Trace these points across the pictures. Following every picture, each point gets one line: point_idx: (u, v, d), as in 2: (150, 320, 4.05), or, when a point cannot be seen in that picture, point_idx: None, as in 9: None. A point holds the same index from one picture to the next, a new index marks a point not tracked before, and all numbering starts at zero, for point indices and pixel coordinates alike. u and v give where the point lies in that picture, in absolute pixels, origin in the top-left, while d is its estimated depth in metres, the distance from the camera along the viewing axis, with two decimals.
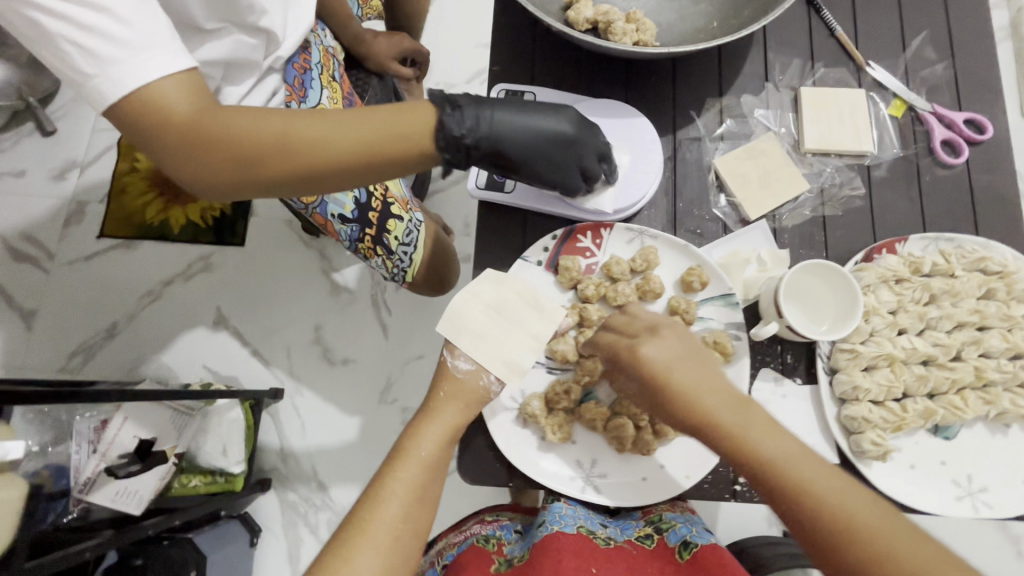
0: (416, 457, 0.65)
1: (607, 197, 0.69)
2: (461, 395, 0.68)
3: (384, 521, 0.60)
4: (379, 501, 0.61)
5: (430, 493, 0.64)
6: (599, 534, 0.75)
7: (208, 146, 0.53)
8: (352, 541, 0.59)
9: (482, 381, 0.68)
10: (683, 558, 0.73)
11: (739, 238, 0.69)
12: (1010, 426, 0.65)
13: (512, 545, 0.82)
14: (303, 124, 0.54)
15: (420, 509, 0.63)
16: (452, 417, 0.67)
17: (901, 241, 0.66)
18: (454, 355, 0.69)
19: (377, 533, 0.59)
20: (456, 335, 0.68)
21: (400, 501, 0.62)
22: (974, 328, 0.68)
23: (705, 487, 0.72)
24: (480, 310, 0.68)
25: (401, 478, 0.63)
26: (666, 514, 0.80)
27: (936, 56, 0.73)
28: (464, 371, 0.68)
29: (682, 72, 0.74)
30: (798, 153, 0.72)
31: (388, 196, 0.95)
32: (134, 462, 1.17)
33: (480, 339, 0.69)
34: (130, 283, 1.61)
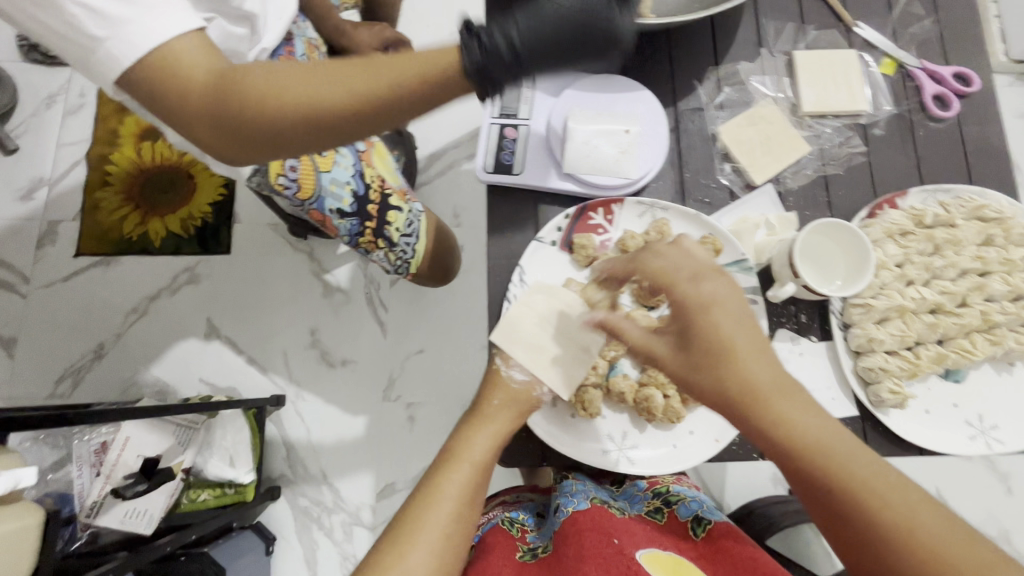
0: (468, 460, 0.63)
1: (628, 161, 0.69)
2: (513, 404, 0.67)
3: (436, 519, 0.57)
4: (432, 500, 0.59)
5: (478, 497, 0.62)
6: (611, 505, 0.78)
7: (221, 132, 0.54)
8: (405, 536, 0.56)
9: (535, 393, 0.68)
10: (698, 535, 0.73)
11: (747, 204, 0.70)
12: (1014, 363, 0.68)
13: (535, 533, 0.82)
14: (312, 84, 0.52)
15: (473, 509, 0.60)
16: (504, 423, 0.66)
17: (902, 196, 0.68)
18: (508, 365, 0.69)
19: (428, 528, 0.57)
20: (513, 347, 0.68)
21: (453, 499, 0.59)
22: (976, 274, 0.69)
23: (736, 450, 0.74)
24: (534, 322, 0.68)
25: (453, 478, 0.61)
26: (674, 487, 0.81)
27: (922, 11, 0.74)
28: (518, 382, 0.68)
29: (676, 43, 0.74)
30: (797, 117, 0.73)
31: (386, 188, 0.95)
32: (141, 481, 1.14)
33: (536, 352, 0.68)
34: (114, 301, 1.56)
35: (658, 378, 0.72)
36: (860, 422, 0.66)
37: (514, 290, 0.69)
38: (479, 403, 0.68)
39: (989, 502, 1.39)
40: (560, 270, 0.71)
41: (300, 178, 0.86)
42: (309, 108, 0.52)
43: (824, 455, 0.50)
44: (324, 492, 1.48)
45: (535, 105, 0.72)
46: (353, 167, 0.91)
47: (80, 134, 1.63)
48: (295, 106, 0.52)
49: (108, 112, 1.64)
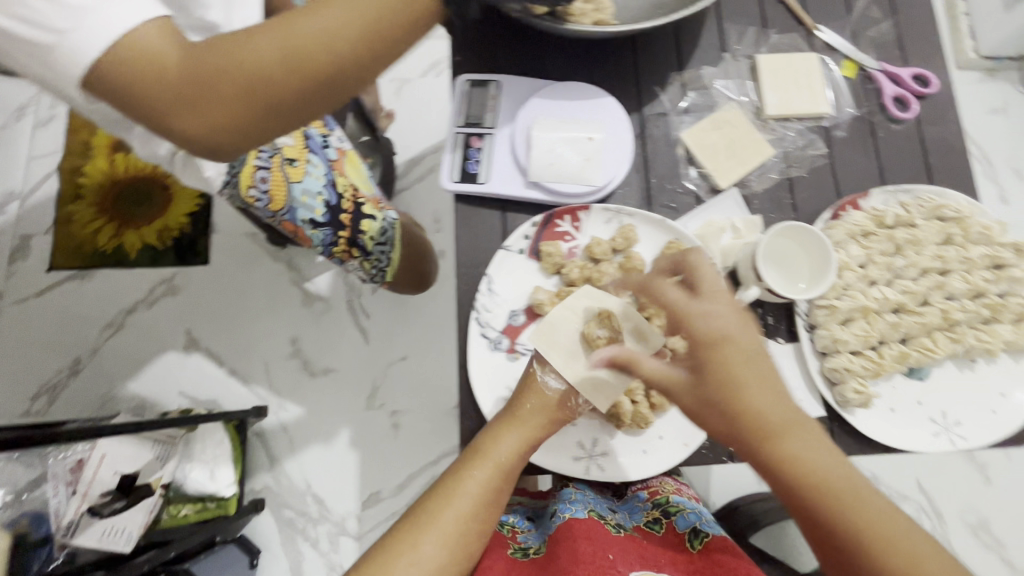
0: (493, 460, 0.67)
1: (593, 168, 0.72)
2: (545, 410, 0.70)
3: (453, 514, 0.64)
4: (453, 494, 0.65)
5: (497, 497, 0.67)
6: (608, 520, 0.78)
7: (204, 110, 0.55)
8: (423, 524, 0.63)
9: (571, 402, 0.70)
10: (697, 547, 0.73)
11: (712, 208, 0.72)
12: (975, 360, 0.70)
13: (526, 533, 0.82)
14: (270, 43, 0.55)
15: (490, 505, 0.66)
16: (532, 429, 0.68)
17: (864, 197, 0.70)
18: (544, 370, 0.70)
19: (445, 519, 0.64)
20: (550, 351, 0.69)
21: (471, 495, 0.65)
22: (937, 273, 0.70)
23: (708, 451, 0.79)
24: (576, 327, 0.69)
25: (475, 476, 0.66)
26: (673, 498, 0.82)
27: (880, 14, 0.76)
28: (553, 389, 0.70)
29: (640, 50, 0.75)
30: (761, 120, 0.74)
31: (358, 196, 0.95)
32: (117, 499, 1.12)
33: (574, 358, 0.68)
34: (89, 315, 1.54)
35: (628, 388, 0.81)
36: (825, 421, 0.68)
37: (482, 300, 0.72)
38: (513, 406, 0.71)
39: (967, 491, 1.42)
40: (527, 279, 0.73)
41: (271, 191, 0.85)
42: (285, 67, 0.55)
43: (811, 483, 0.55)
44: (309, 503, 1.47)
45: (500, 115, 0.74)
46: (325, 177, 0.90)
47: (51, 146, 1.61)
48: (269, 69, 0.55)
49: (80, 123, 1.62)
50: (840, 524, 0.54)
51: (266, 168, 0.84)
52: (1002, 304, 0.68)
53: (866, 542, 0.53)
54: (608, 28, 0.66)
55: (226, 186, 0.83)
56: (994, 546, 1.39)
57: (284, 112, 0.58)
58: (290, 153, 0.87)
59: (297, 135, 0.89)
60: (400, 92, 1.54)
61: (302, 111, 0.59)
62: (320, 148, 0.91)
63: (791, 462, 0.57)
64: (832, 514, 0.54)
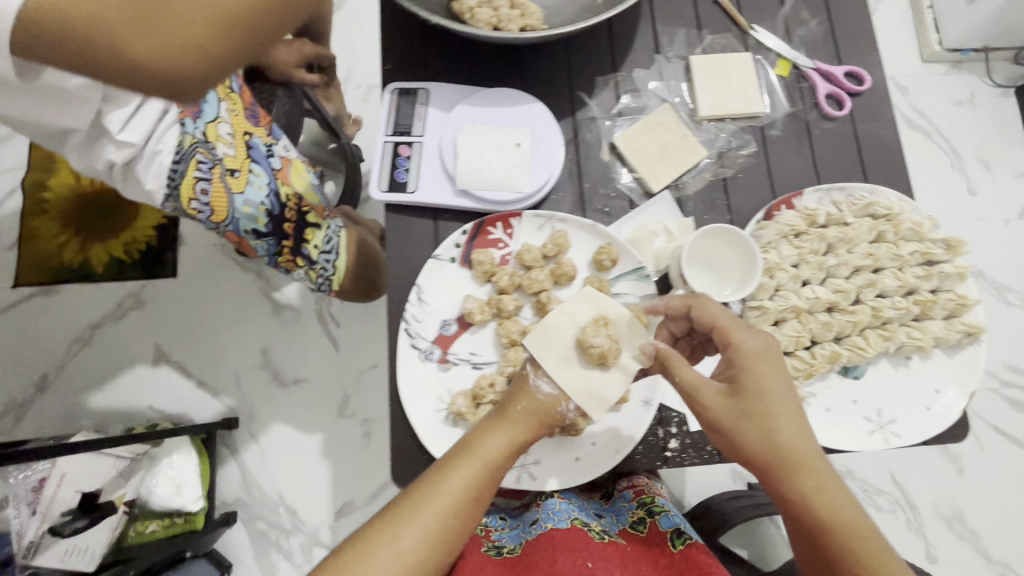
0: (481, 457, 0.57)
1: (522, 175, 0.65)
2: (535, 414, 0.59)
3: (437, 509, 0.55)
4: (437, 487, 0.56)
5: (485, 496, 0.58)
6: (593, 526, 0.78)
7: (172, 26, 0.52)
8: (404, 516, 0.55)
9: (560, 408, 0.59)
10: (676, 548, 0.74)
11: (645, 212, 0.68)
12: (911, 358, 0.68)
13: (501, 533, 0.82)
14: None
15: (474, 507, 0.57)
16: (523, 433, 0.58)
17: (798, 196, 0.68)
18: (537, 374, 0.59)
19: (423, 517, 0.55)
20: (543, 355, 0.59)
21: (455, 495, 0.56)
22: (869, 271, 0.69)
23: (637, 458, 0.68)
24: (571, 333, 0.60)
25: (462, 473, 0.57)
26: (657, 500, 0.83)
27: (809, 14, 0.75)
28: (543, 394, 0.59)
29: (574, 54, 0.72)
30: (695, 120, 0.72)
31: (303, 204, 0.95)
32: (79, 517, 1.11)
33: (571, 365, 0.59)
34: (55, 332, 1.52)
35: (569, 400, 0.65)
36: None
37: (412, 311, 0.63)
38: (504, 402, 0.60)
39: (940, 482, 1.43)
40: (461, 287, 0.65)
41: (212, 203, 0.85)
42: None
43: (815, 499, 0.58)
44: (282, 514, 1.46)
45: (428, 122, 0.68)
46: (267, 187, 0.89)
47: (13, 162, 1.59)
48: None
49: None
50: (836, 537, 0.57)
51: (206, 179, 0.83)
52: (933, 301, 0.68)
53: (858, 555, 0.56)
54: (534, 34, 0.64)
55: (169, 198, 0.84)
56: (970, 537, 1.39)
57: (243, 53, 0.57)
58: (231, 163, 0.85)
59: (239, 145, 0.87)
60: (368, 97, 1.50)
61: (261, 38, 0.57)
62: (264, 157, 0.90)
63: (799, 477, 0.58)
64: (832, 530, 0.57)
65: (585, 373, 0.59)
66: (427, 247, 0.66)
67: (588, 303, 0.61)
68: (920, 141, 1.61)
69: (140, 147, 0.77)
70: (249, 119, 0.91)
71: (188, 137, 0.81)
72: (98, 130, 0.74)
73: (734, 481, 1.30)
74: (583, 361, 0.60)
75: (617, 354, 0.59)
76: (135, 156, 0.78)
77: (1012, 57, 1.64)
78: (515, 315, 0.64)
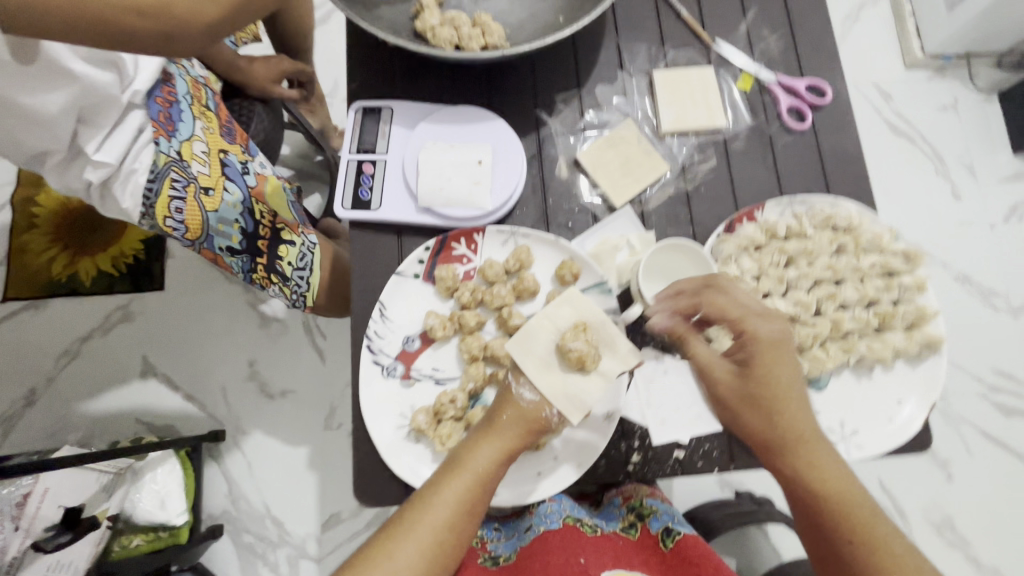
0: (470, 470, 0.58)
1: (482, 192, 0.66)
2: (521, 424, 0.59)
3: (433, 523, 0.56)
4: (429, 502, 0.57)
5: (478, 508, 0.58)
6: (585, 522, 0.78)
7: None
8: (402, 531, 0.56)
9: (545, 413, 0.58)
10: (667, 546, 0.76)
11: (607, 226, 0.69)
12: (873, 369, 0.68)
13: (496, 542, 0.82)
14: None
15: (468, 520, 0.57)
16: (509, 442, 0.58)
17: (759, 209, 0.69)
18: (519, 382, 0.59)
19: (419, 533, 0.56)
20: (523, 359, 0.58)
21: (448, 508, 0.57)
22: (832, 283, 0.69)
23: (599, 472, 0.68)
24: (552, 338, 0.59)
25: (453, 486, 0.57)
26: (647, 499, 0.82)
27: (769, 31, 0.76)
28: (527, 402, 0.58)
29: (539, 70, 0.73)
30: (657, 135, 0.73)
31: (277, 221, 0.97)
32: (63, 533, 1.07)
33: (551, 368, 0.57)
34: (43, 345, 1.52)
35: None
36: (725, 437, 0.69)
37: (374, 328, 0.63)
38: (490, 414, 0.60)
39: (928, 488, 1.42)
40: (422, 303, 0.65)
41: (187, 219, 0.85)
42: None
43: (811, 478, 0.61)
44: (269, 526, 1.46)
45: (392, 140, 0.69)
46: (242, 205, 0.90)
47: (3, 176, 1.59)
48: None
49: None
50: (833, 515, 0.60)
51: (181, 197, 0.83)
52: (894, 312, 0.67)
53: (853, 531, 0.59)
54: (493, 53, 0.65)
55: (144, 216, 0.83)
56: (958, 544, 1.38)
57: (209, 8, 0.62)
58: (206, 181, 0.86)
59: (214, 162, 0.87)
60: None
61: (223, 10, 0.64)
62: (239, 174, 0.91)
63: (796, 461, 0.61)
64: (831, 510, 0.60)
65: (565, 378, 0.58)
66: (390, 265, 0.67)
67: (568, 307, 0.60)
68: (905, 147, 1.60)
69: (117, 166, 0.77)
70: (224, 136, 0.91)
71: (163, 156, 0.80)
72: (76, 150, 0.76)
73: (722, 489, 1.30)
74: (563, 365, 0.58)
75: (597, 358, 0.57)
76: (111, 175, 0.78)
77: (995, 63, 1.64)
78: (477, 330, 0.65)
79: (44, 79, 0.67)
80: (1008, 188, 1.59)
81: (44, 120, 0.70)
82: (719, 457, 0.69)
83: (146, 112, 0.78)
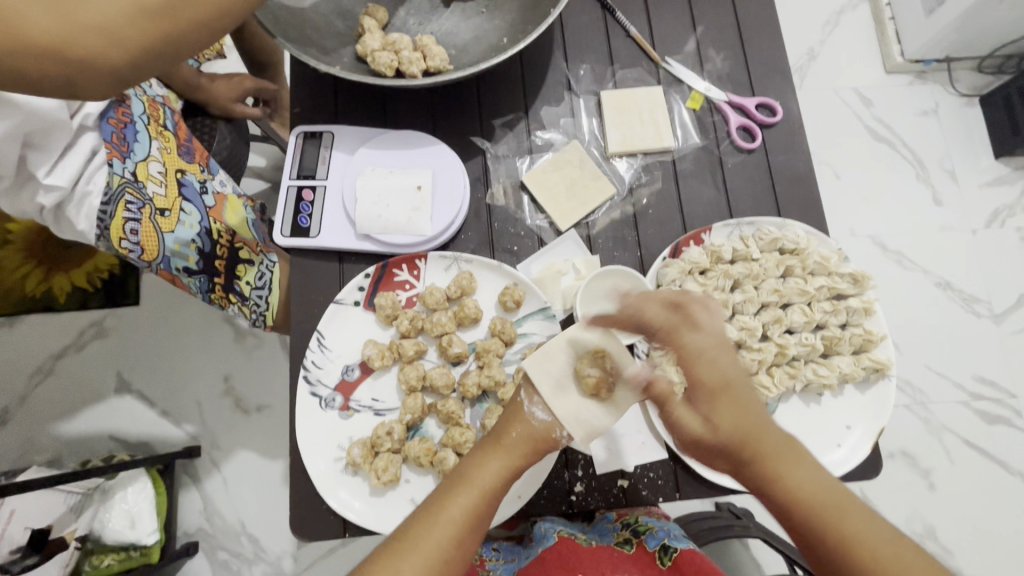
0: (478, 486, 0.56)
1: (422, 219, 0.66)
2: (530, 442, 0.58)
3: (435, 535, 0.52)
4: (432, 519, 0.53)
5: (483, 528, 0.55)
6: (579, 534, 0.77)
7: (73, 17, 0.48)
8: (400, 551, 0.52)
9: (556, 435, 0.58)
10: (664, 564, 0.73)
11: (553, 250, 0.69)
12: (822, 394, 0.68)
13: (496, 562, 0.79)
14: None
15: (473, 537, 0.54)
16: (517, 460, 0.57)
17: (706, 232, 0.68)
18: (531, 400, 0.59)
19: (419, 548, 0.52)
20: (540, 379, 0.59)
21: (456, 522, 0.53)
22: (777, 307, 0.69)
23: (542, 502, 0.68)
24: (568, 360, 0.60)
25: (459, 502, 0.54)
26: (643, 518, 0.80)
27: (716, 50, 0.76)
28: (539, 421, 0.58)
29: (485, 91, 0.73)
30: (605, 156, 0.73)
31: (236, 240, 0.92)
32: (29, 555, 1.08)
33: (563, 390, 0.59)
34: (18, 362, 1.45)
35: (460, 441, 0.62)
36: (670, 465, 0.69)
37: (312, 358, 0.64)
38: (497, 430, 0.59)
39: (911, 499, 1.38)
40: (361, 331, 0.66)
41: (143, 242, 0.81)
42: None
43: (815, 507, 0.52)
44: (244, 542, 1.40)
45: (332, 166, 0.69)
46: (199, 225, 0.87)
47: None
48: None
49: None
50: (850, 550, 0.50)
51: (136, 219, 0.79)
52: (840, 336, 0.68)
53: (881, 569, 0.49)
54: (434, 79, 0.63)
55: (100, 237, 0.80)
56: (941, 555, 1.35)
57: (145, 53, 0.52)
58: (162, 202, 0.82)
59: (171, 182, 0.84)
60: None
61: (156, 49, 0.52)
62: (197, 194, 0.87)
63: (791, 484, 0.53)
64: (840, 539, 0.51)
65: (579, 403, 0.58)
66: (331, 290, 0.67)
67: (595, 332, 0.61)
68: (884, 152, 1.58)
69: (70, 189, 0.73)
70: (182, 155, 0.87)
71: (117, 177, 0.76)
72: (27, 175, 0.72)
73: (703, 502, 1.25)
74: (578, 389, 0.59)
75: (611, 387, 0.58)
76: (65, 198, 0.74)
77: (976, 66, 1.62)
78: (415, 358, 0.65)
79: None
80: (990, 192, 1.57)
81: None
82: (664, 485, 0.69)
83: (100, 133, 0.75)
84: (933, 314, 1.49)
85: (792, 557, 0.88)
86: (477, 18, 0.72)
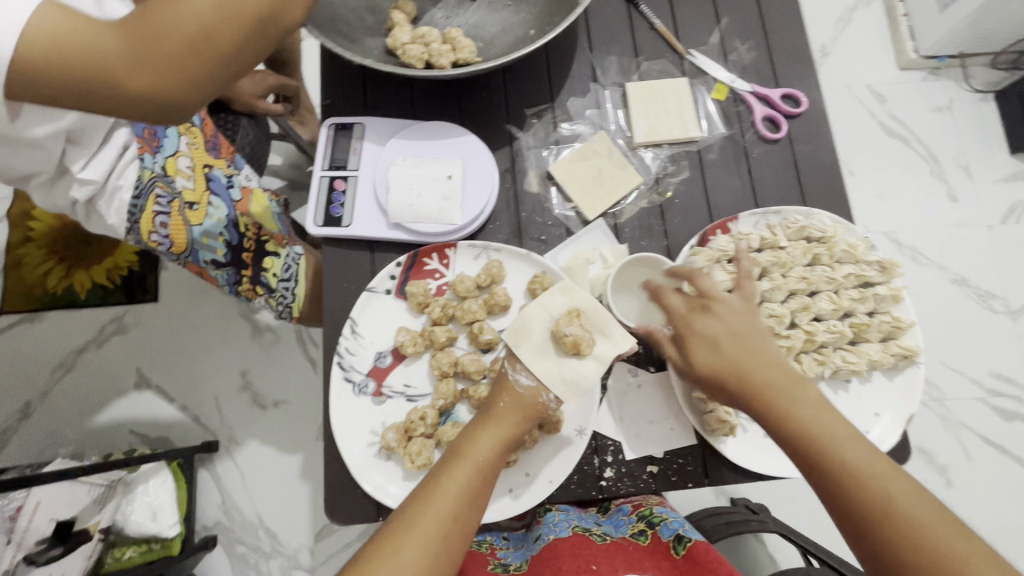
0: (471, 460, 0.57)
1: (452, 208, 0.67)
2: (519, 411, 0.59)
3: (435, 511, 0.53)
4: (432, 496, 0.54)
5: (481, 499, 0.56)
6: (594, 531, 0.77)
7: (154, 62, 0.51)
8: (403, 529, 0.53)
9: (542, 398, 0.58)
10: (680, 554, 0.72)
11: (581, 239, 0.70)
12: (849, 381, 0.69)
13: (505, 550, 0.81)
14: (216, 23, 0.51)
15: (473, 509, 0.55)
16: (507, 430, 0.58)
17: (733, 221, 0.69)
18: (515, 368, 0.60)
19: (421, 524, 0.53)
20: (519, 348, 0.59)
21: (451, 501, 0.54)
22: (804, 294, 0.70)
23: (573, 488, 0.69)
24: (546, 325, 0.60)
25: (455, 478, 0.56)
26: (657, 509, 0.80)
27: (740, 42, 0.77)
28: (524, 387, 0.59)
29: (511, 83, 0.74)
30: (631, 147, 0.74)
31: (262, 233, 0.94)
32: (55, 546, 1.02)
33: (546, 354, 0.59)
34: (39, 357, 1.46)
35: None
36: (699, 451, 0.70)
37: (346, 344, 0.65)
38: (487, 405, 0.60)
39: None
40: (393, 320, 0.67)
41: (172, 234, 0.83)
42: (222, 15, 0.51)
43: (825, 443, 0.55)
44: (262, 537, 1.41)
45: (363, 157, 0.70)
46: (227, 217, 0.88)
47: None
48: (201, 18, 0.50)
49: None
50: (878, 510, 0.52)
51: (166, 212, 0.81)
52: (868, 323, 0.69)
53: (907, 528, 0.51)
54: (462, 69, 0.64)
55: (129, 232, 0.81)
56: None
57: (218, 81, 0.55)
58: (191, 196, 0.84)
59: (199, 177, 0.85)
60: None
61: (224, 73, 0.55)
62: (224, 188, 0.88)
63: (797, 420, 0.56)
64: (864, 494, 0.52)
65: (560, 363, 0.59)
66: (362, 279, 0.68)
67: (561, 295, 0.61)
68: (899, 149, 1.58)
69: (102, 183, 0.75)
70: (209, 151, 0.88)
71: (148, 172, 0.78)
72: (63, 169, 0.73)
73: (718, 497, 1.25)
74: (559, 350, 0.59)
75: (592, 343, 0.58)
76: (96, 193, 0.76)
77: (990, 63, 1.61)
78: (448, 345, 0.66)
79: (29, 110, 0.64)
80: (1005, 188, 1.56)
81: (31, 143, 0.66)
82: (693, 471, 0.69)
83: (131, 128, 0.76)
84: (950, 311, 1.48)
85: (810, 549, 0.87)
86: (504, 12, 0.73)
